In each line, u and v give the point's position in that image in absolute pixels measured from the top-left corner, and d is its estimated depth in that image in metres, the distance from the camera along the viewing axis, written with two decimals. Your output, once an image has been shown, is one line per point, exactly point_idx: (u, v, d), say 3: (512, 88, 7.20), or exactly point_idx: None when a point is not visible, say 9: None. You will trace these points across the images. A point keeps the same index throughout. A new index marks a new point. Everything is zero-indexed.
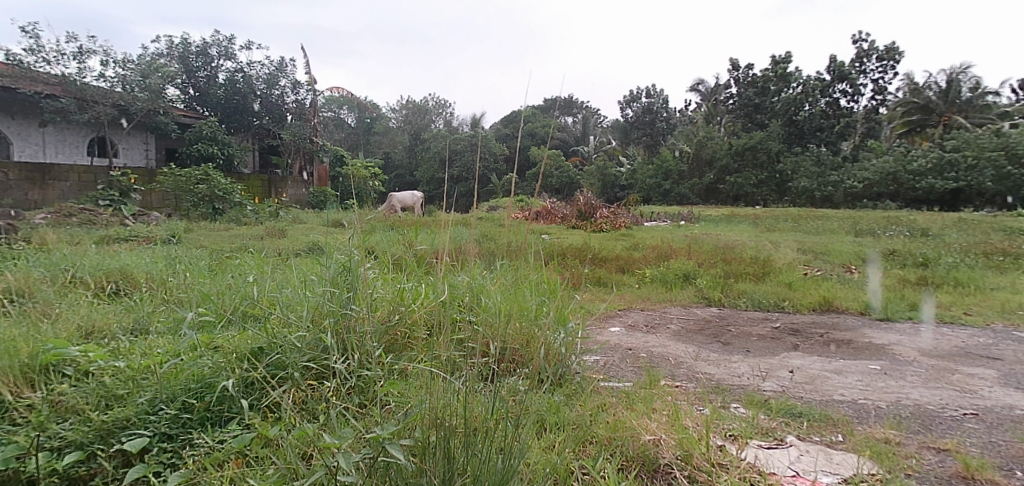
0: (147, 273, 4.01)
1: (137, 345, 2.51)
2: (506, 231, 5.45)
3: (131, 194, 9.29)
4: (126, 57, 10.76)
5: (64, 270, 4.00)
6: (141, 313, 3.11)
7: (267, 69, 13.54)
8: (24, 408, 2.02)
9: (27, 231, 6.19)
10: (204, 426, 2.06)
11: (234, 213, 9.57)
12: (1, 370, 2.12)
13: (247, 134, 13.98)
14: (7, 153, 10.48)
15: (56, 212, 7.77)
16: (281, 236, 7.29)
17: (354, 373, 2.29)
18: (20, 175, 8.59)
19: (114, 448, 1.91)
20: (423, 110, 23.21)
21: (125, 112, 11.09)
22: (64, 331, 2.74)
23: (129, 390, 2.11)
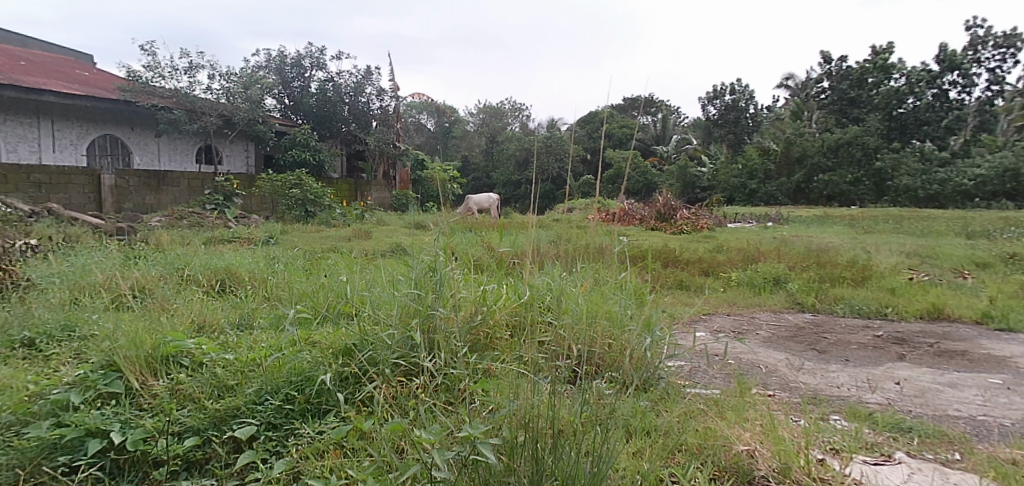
0: (250, 272, 4.29)
1: (245, 340, 2.71)
2: (584, 232, 5.43)
3: (234, 198, 9.96)
4: (230, 71, 11.55)
5: (177, 269, 4.34)
6: (246, 309, 3.35)
7: (355, 77, 14.06)
8: (149, 394, 2.22)
9: (145, 232, 6.79)
10: (304, 417, 2.18)
11: (324, 215, 10.06)
12: (130, 359, 2.33)
13: (335, 141, 14.63)
14: (128, 161, 11.39)
15: (169, 215, 8.44)
16: (367, 237, 7.59)
17: (440, 371, 2.35)
18: (140, 181, 9.32)
19: (227, 434, 2.06)
20: (499, 113, 23.21)
21: (229, 122, 11.90)
22: (181, 324, 2.99)
23: (239, 381, 2.28)
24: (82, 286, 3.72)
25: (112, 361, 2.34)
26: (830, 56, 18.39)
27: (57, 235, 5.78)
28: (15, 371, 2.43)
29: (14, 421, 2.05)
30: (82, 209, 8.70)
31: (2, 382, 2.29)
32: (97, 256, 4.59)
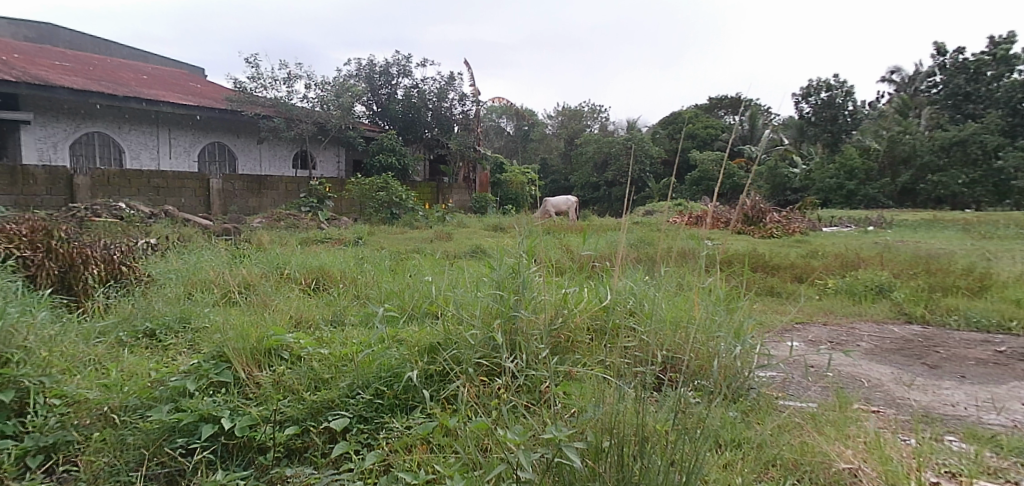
0: (341, 271, 4.50)
1: (338, 335, 2.85)
2: (667, 235, 5.34)
3: (326, 201, 10.51)
4: (324, 80, 12.16)
5: (277, 267, 4.62)
6: (338, 307, 3.51)
7: (438, 83, 14.39)
8: (254, 383, 2.37)
9: (247, 233, 7.27)
10: (392, 412, 2.26)
11: (408, 217, 10.37)
12: (238, 350, 2.50)
13: (420, 145, 15.07)
14: (233, 166, 12.21)
15: (269, 217, 8.97)
16: (448, 239, 7.77)
17: (522, 372, 2.36)
18: (243, 185, 9.97)
19: (323, 425, 2.17)
20: (579, 116, 23.06)
21: (323, 129, 12.52)
22: (281, 319, 3.18)
23: (333, 375, 2.40)
24: (195, 283, 4.03)
25: (222, 352, 2.52)
26: (943, 48, 17.05)
27: (171, 235, 6.28)
28: (140, 359, 2.67)
29: (139, 405, 2.24)
30: (194, 211, 9.40)
31: (129, 369, 2.52)
32: (207, 255, 4.95)
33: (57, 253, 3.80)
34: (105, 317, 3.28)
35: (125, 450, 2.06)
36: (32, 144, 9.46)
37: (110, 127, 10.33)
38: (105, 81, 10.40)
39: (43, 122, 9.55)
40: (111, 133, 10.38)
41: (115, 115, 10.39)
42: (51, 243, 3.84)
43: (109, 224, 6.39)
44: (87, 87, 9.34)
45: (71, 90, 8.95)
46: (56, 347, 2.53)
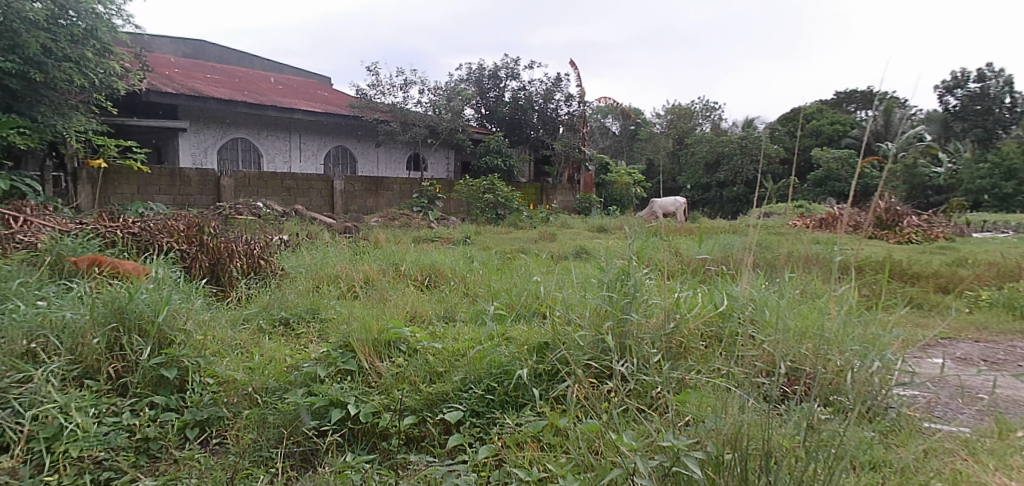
0: (452, 269, 4.64)
1: (451, 331, 2.95)
2: (787, 239, 5.04)
3: (436, 202, 10.94)
4: (437, 85, 12.63)
5: (393, 264, 4.86)
6: (450, 304, 3.64)
7: (545, 85, 14.45)
8: (375, 373, 2.50)
9: (365, 231, 7.72)
10: (503, 408, 2.30)
11: (514, 218, 10.53)
12: (361, 341, 2.65)
13: (526, 147, 15.25)
14: (354, 168, 13.00)
15: (385, 216, 9.45)
16: (552, 239, 7.82)
17: (633, 376, 2.29)
18: (363, 186, 10.57)
19: (438, 416, 2.25)
20: (689, 115, 22.30)
21: (435, 132, 13.00)
22: (398, 313, 3.35)
23: (446, 369, 2.48)
24: (321, 277, 4.33)
25: (348, 342, 2.69)
26: None
27: (300, 231, 6.76)
28: (278, 345, 2.91)
29: (278, 387, 2.45)
30: (319, 211, 10.09)
31: (269, 354, 2.75)
32: (333, 251, 5.30)
33: (208, 247, 4.23)
34: (247, 306, 3.61)
35: (266, 428, 2.25)
36: (186, 150, 10.52)
37: (250, 133, 11.31)
38: (246, 92, 11.40)
39: (196, 129, 10.58)
40: (251, 138, 11.35)
41: (255, 122, 11.34)
42: (203, 239, 4.29)
43: (249, 221, 7.01)
44: (232, 97, 10.28)
45: (219, 101, 9.88)
46: (209, 331, 2.82)
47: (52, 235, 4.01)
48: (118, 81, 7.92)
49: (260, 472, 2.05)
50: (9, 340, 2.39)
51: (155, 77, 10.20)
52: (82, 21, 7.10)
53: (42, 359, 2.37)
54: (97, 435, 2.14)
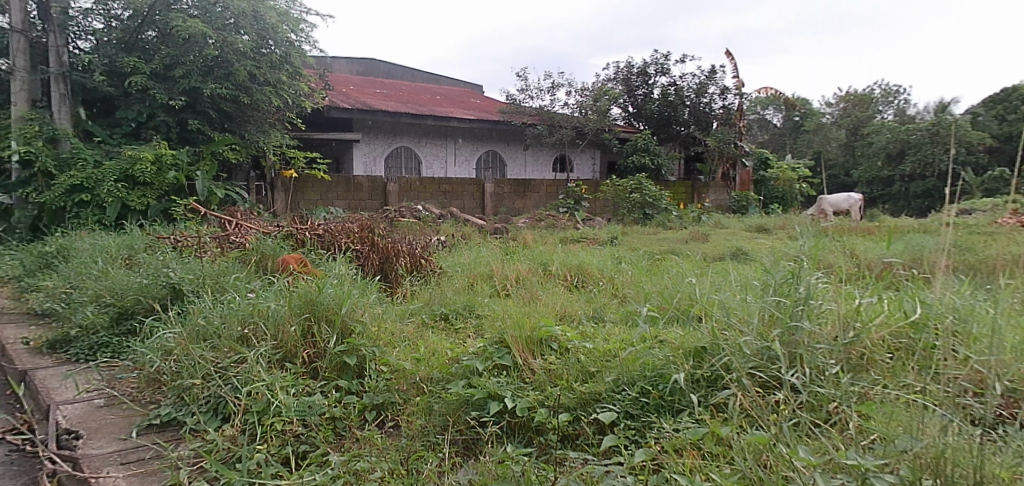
0: (600, 270, 4.66)
1: (602, 332, 2.97)
2: (992, 239, 4.39)
3: (582, 202, 10.98)
4: (584, 85, 12.68)
5: (542, 264, 4.96)
6: (600, 305, 3.66)
7: (698, 79, 13.88)
8: (528, 369, 2.57)
9: (514, 231, 7.95)
10: (658, 413, 2.24)
11: (662, 217, 10.26)
12: (515, 338, 2.75)
13: (676, 144, 14.80)
14: (504, 172, 13.44)
15: (533, 217, 9.65)
16: (705, 239, 7.51)
17: (806, 387, 2.12)
18: (511, 188, 10.92)
19: (592, 415, 2.26)
20: (866, 102, 20.14)
21: (581, 133, 13.07)
22: (548, 312, 3.42)
23: (599, 369, 2.48)
24: (475, 275, 4.54)
25: (503, 339, 2.81)
26: None
27: (454, 232, 7.11)
28: (440, 338, 3.12)
29: (441, 378, 2.61)
30: (472, 212, 10.57)
31: (432, 347, 2.95)
32: (485, 251, 5.55)
33: (378, 247, 4.63)
34: (410, 301, 3.90)
35: (433, 415, 2.40)
36: (359, 159, 11.54)
37: (412, 141, 12.14)
38: (409, 103, 12.26)
39: (368, 140, 11.58)
40: (413, 146, 12.18)
41: (416, 131, 12.17)
42: (374, 239, 4.70)
43: (411, 223, 7.55)
44: (397, 109, 11.11)
45: (387, 113, 10.73)
46: (381, 323, 3.09)
47: (255, 236, 4.64)
48: (305, 100, 8.94)
49: (430, 455, 2.18)
50: (229, 327, 2.87)
51: (334, 94, 11.33)
52: (278, 49, 8.14)
53: (252, 343, 2.80)
54: (297, 412, 2.43)
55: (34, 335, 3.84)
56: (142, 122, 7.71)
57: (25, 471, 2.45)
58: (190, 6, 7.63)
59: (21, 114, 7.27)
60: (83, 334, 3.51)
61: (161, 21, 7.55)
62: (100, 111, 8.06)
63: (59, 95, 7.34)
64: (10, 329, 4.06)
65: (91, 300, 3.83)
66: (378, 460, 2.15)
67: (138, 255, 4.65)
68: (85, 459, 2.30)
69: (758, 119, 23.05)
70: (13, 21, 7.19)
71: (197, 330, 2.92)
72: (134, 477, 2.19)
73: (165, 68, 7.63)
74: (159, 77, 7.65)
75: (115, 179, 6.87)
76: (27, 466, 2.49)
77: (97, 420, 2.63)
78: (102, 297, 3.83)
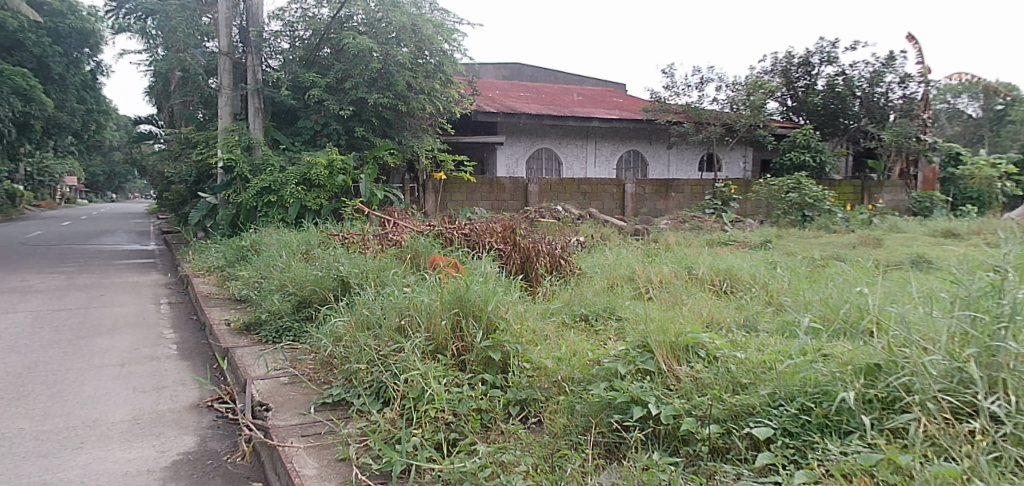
0: (751, 275, 4.41)
1: (755, 342, 2.81)
2: None
3: (731, 203, 10.47)
4: (736, 80, 12.03)
5: (687, 268, 4.77)
6: (751, 314, 3.45)
7: (872, 67, 12.63)
8: (674, 376, 2.48)
9: (656, 233, 7.74)
10: (823, 433, 2.03)
11: (824, 220, 9.45)
12: (660, 343, 2.68)
13: (842, 140, 13.54)
14: (646, 172, 13.15)
15: (676, 218, 9.34)
16: (877, 245, 6.78)
17: (1011, 418, 1.83)
18: (654, 189, 10.67)
19: (745, 430, 2.11)
20: None
21: (732, 130, 12.42)
22: (693, 317, 3.30)
23: (752, 381, 2.33)
24: (616, 277, 4.50)
25: (646, 343, 2.74)
26: None
27: (594, 233, 7.10)
28: (581, 339, 3.13)
29: (582, 379, 2.60)
30: (612, 213, 10.45)
31: (573, 347, 2.96)
32: (626, 253, 5.47)
33: (520, 247, 4.75)
34: (551, 300, 3.95)
35: (576, 415, 2.39)
36: (502, 161, 11.91)
37: (554, 142, 12.27)
38: (552, 105, 12.42)
39: (511, 142, 11.91)
40: (554, 148, 12.31)
41: (558, 132, 12.28)
42: (516, 239, 4.82)
43: (551, 223, 7.62)
44: (540, 111, 11.32)
45: (530, 115, 10.97)
46: (524, 321, 3.17)
47: (410, 235, 4.96)
48: (456, 106, 9.40)
49: (573, 455, 2.17)
50: (389, 318, 3.14)
51: (481, 99, 11.82)
52: (433, 59, 8.64)
53: (409, 334, 3.01)
54: (449, 401, 2.56)
55: (234, 317, 4.45)
56: (318, 131, 8.59)
57: (228, 435, 2.83)
58: (359, 24, 8.41)
59: (225, 127, 8.43)
60: (271, 318, 4.00)
61: (335, 38, 8.38)
62: (284, 122, 9.10)
63: (254, 108, 8.33)
64: (216, 311, 4.73)
65: (277, 289, 4.35)
66: (522, 455, 2.19)
67: (313, 250, 5.19)
68: (274, 429, 2.61)
69: (947, 109, 20.34)
70: (221, 45, 8.39)
71: (362, 318, 3.26)
72: (312, 449, 2.44)
73: (337, 81, 8.43)
74: (332, 90, 8.48)
75: (295, 182, 7.71)
76: (229, 431, 2.88)
77: (282, 395, 2.98)
78: (285, 286, 4.34)
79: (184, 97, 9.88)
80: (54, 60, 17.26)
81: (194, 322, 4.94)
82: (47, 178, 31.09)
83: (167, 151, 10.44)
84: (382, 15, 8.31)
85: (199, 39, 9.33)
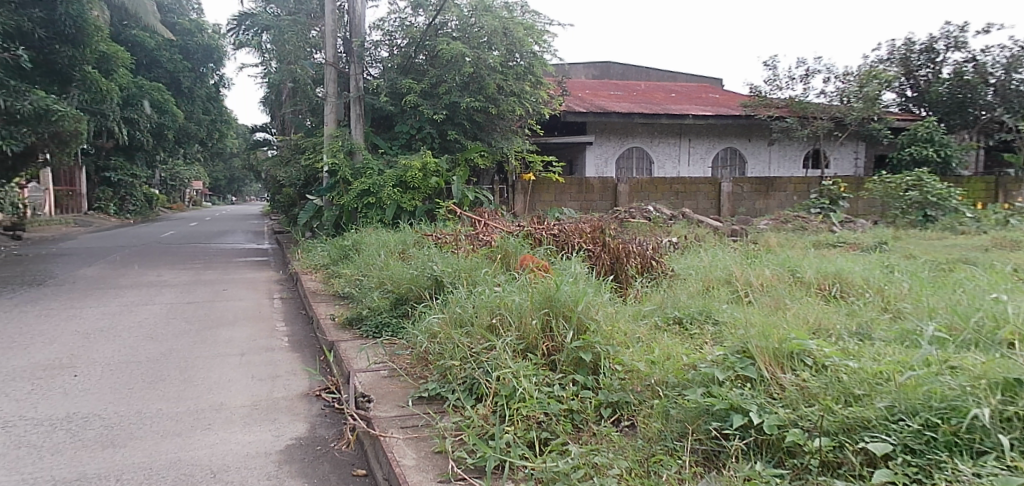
0: (864, 279, 4.11)
1: (869, 350, 2.62)
2: None
3: (840, 202, 9.83)
4: (847, 71, 11.27)
5: (790, 271, 4.51)
6: (864, 320, 3.22)
7: (1009, 51, 11.44)
8: (778, 384, 2.35)
9: (756, 234, 7.40)
10: (952, 451, 1.85)
11: (950, 220, 8.64)
12: (761, 349, 2.55)
13: (972, 132, 12.37)
14: (743, 170, 12.59)
15: (778, 218, 8.89)
16: (1014, 247, 6.12)
17: None
18: (753, 187, 10.20)
19: (859, 444, 1.95)
20: None
21: (842, 123, 11.66)
22: (798, 323, 3.12)
23: (867, 392, 2.17)
24: (712, 280, 4.33)
25: (746, 349, 2.62)
26: None
27: (688, 234, 6.90)
28: (675, 342, 3.04)
29: (677, 383, 2.50)
30: (707, 213, 10.09)
31: (667, 350, 2.87)
32: (723, 254, 5.27)
33: (610, 248, 4.68)
34: (643, 302, 3.87)
35: (671, 420, 2.31)
36: (592, 161, 11.83)
37: (645, 141, 12.01)
38: (644, 103, 12.17)
39: (601, 141, 11.80)
40: (646, 147, 12.05)
41: (649, 131, 12.02)
42: (605, 240, 4.76)
43: (641, 223, 7.46)
44: (631, 109, 11.13)
45: (621, 114, 10.81)
46: (615, 323, 3.12)
47: (501, 235, 5.02)
48: (546, 107, 9.44)
49: (670, 461, 2.10)
50: (482, 317, 3.21)
51: (571, 99, 11.80)
52: (524, 61, 8.73)
53: (502, 333, 3.05)
54: (540, 400, 2.57)
55: (338, 312, 4.70)
56: (414, 135, 8.90)
57: (335, 424, 2.99)
58: (453, 30, 8.65)
59: (330, 133, 8.92)
60: (372, 314, 4.19)
61: (430, 45, 8.69)
62: (383, 127, 9.49)
63: (356, 114, 8.67)
64: (322, 306, 5.01)
65: (377, 287, 4.55)
66: (617, 458, 2.15)
67: (408, 249, 5.38)
68: (375, 420, 2.72)
69: None
70: (327, 56, 8.88)
71: (455, 316, 3.35)
72: (411, 440, 2.52)
73: (433, 86, 8.69)
74: (426, 95, 8.76)
75: (392, 184, 8.02)
76: (335, 420, 3.04)
77: (382, 388, 3.11)
78: (384, 284, 4.53)
79: (295, 106, 10.54)
80: (185, 75, 18.95)
81: (303, 316, 5.26)
82: (179, 183, 34.21)
83: (280, 157, 11.19)
84: (475, 20, 8.50)
85: (308, 51, 9.93)
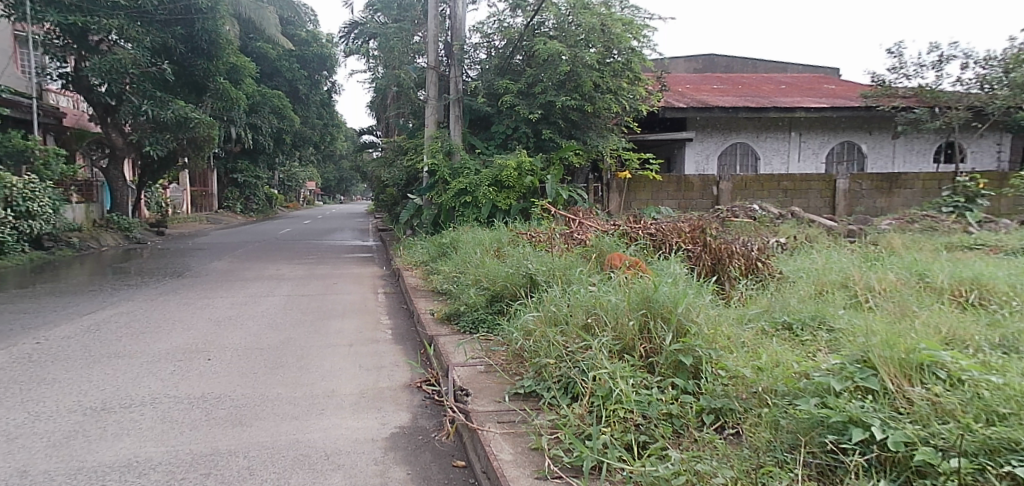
0: (1008, 286, 3.69)
1: (1014, 365, 2.35)
2: None
3: (978, 200, 8.89)
4: (989, 55, 10.15)
5: (918, 276, 4.13)
6: (1008, 332, 2.88)
7: None
8: (905, 398, 2.15)
9: (876, 234, 6.84)
10: None
11: None
12: (885, 359, 2.35)
13: None
14: (862, 165, 11.71)
15: (902, 218, 8.19)
16: None
17: None
18: (874, 184, 9.44)
19: (1004, 468, 1.74)
20: None
21: (981, 113, 10.53)
22: (927, 332, 2.85)
23: (1014, 412, 1.94)
24: (825, 283, 4.05)
25: (867, 358, 2.42)
26: None
27: (798, 234, 6.53)
28: (784, 348, 2.87)
29: (786, 391, 2.34)
30: (819, 212, 9.47)
31: (777, 355, 2.70)
32: (838, 256, 4.92)
33: (710, 248, 4.51)
34: (748, 305, 3.69)
35: (780, 431, 2.17)
36: (691, 158, 11.45)
37: (750, 136, 11.45)
38: (749, 97, 11.62)
39: (701, 137, 11.39)
40: (751, 142, 11.49)
41: (754, 125, 11.45)
42: (705, 240, 4.58)
43: (745, 223, 7.13)
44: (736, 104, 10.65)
45: (724, 109, 10.38)
46: (718, 327, 2.98)
47: (597, 234, 4.97)
48: (644, 104, 9.27)
49: (781, 473, 1.97)
50: (577, 316, 3.19)
51: (670, 95, 11.48)
52: (621, 57, 8.60)
53: (598, 333, 3.02)
54: (637, 401, 2.51)
55: (438, 308, 4.84)
56: (510, 134, 9.01)
57: (435, 415, 3.08)
58: (551, 29, 8.68)
59: (431, 133, 9.20)
60: (470, 310, 4.28)
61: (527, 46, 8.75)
62: (481, 127, 9.68)
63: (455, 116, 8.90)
64: (422, 302, 5.18)
65: (474, 283, 4.64)
66: (721, 466, 2.05)
67: (505, 247, 5.46)
68: (474, 414, 2.77)
69: None
70: (429, 60, 9.17)
71: (550, 315, 3.35)
72: (508, 435, 2.55)
73: (530, 86, 8.75)
74: (523, 95, 8.84)
75: (488, 184, 8.16)
76: (435, 411, 3.13)
77: (479, 382, 3.16)
78: (480, 281, 4.61)
79: (399, 109, 10.98)
80: (301, 82, 20.26)
81: (405, 311, 5.47)
82: (295, 183, 36.63)
83: (384, 158, 11.68)
84: (573, 17, 8.48)
85: (412, 56, 10.29)
